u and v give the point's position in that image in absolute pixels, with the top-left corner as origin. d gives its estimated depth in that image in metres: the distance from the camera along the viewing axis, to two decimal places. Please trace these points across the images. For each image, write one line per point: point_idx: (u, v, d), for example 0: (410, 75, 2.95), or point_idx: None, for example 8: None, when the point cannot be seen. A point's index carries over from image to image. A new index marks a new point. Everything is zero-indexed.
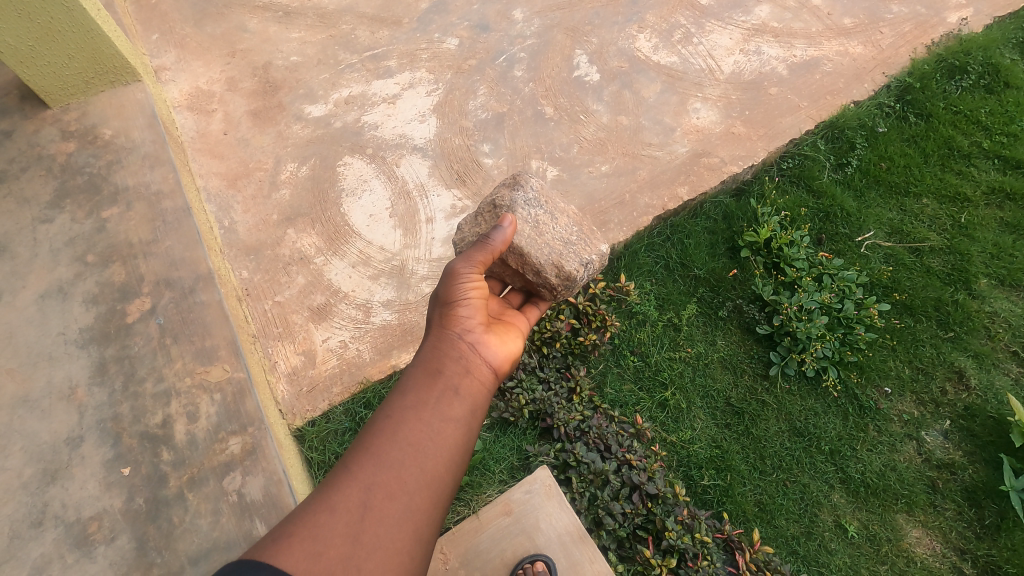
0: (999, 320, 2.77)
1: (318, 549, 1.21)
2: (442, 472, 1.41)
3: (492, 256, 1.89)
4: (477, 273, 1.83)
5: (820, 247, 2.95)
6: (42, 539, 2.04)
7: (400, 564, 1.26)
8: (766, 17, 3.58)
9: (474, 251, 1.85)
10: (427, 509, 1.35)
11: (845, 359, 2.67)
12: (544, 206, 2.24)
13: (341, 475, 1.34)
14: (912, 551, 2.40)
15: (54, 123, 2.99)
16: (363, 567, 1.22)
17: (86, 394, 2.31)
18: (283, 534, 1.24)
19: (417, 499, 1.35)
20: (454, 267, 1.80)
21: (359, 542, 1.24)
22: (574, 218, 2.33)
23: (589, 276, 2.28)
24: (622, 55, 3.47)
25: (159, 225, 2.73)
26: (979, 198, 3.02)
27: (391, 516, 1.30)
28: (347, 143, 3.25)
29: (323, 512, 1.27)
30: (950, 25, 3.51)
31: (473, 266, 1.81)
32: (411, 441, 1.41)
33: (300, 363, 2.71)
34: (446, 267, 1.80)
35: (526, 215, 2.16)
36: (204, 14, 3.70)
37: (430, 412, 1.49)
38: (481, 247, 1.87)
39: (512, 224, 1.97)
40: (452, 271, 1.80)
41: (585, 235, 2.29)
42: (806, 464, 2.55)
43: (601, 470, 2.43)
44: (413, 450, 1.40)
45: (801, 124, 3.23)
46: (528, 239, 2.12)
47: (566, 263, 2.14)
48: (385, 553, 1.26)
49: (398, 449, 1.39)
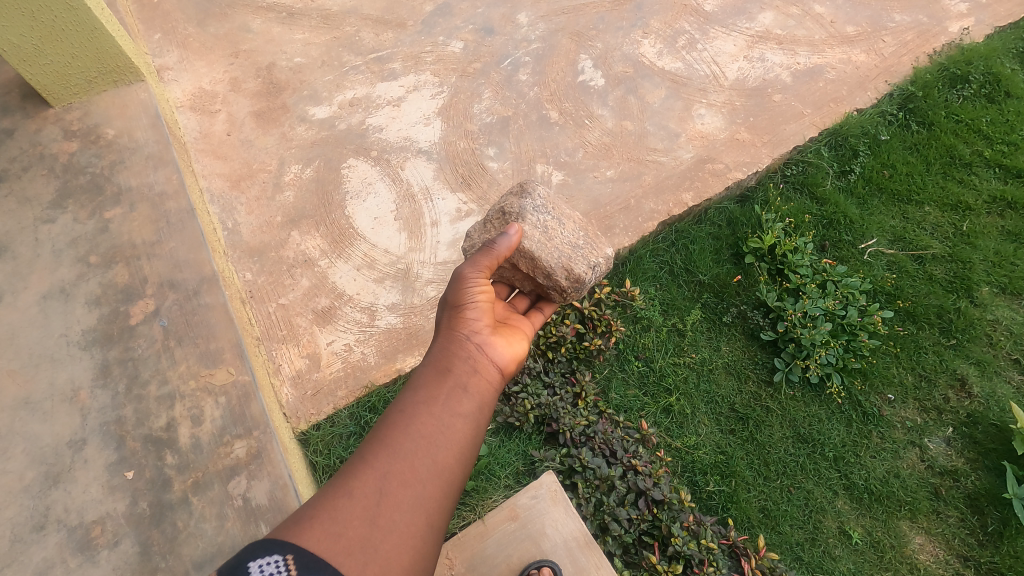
0: (1000, 328, 2.79)
1: (336, 530, 1.21)
2: (453, 464, 1.40)
3: (499, 260, 1.90)
4: (485, 277, 1.83)
5: (824, 253, 2.97)
6: (44, 543, 2.02)
7: (414, 550, 1.26)
8: (770, 24, 3.61)
9: (481, 256, 1.85)
10: (439, 499, 1.34)
11: (850, 366, 2.68)
12: (552, 212, 2.24)
13: (356, 464, 1.34)
14: (915, 558, 2.41)
15: (56, 122, 2.96)
16: (379, 549, 1.21)
17: (88, 396, 2.29)
18: (302, 517, 1.24)
19: (429, 488, 1.33)
20: (461, 271, 1.79)
21: (375, 525, 1.24)
22: (580, 223, 2.33)
23: (596, 278, 2.29)
24: (627, 61, 3.48)
25: (163, 226, 2.71)
26: (980, 206, 3.04)
27: (405, 502, 1.29)
28: (352, 145, 3.24)
29: (341, 496, 1.27)
30: (951, 35, 3.54)
31: (482, 270, 1.82)
32: (423, 433, 1.40)
33: (304, 366, 2.70)
34: (454, 272, 1.80)
35: (535, 222, 2.16)
36: (207, 14, 3.68)
37: (440, 407, 1.47)
38: (487, 252, 1.87)
39: (518, 232, 1.99)
40: (461, 275, 1.80)
41: (590, 239, 2.30)
42: (809, 470, 2.56)
43: (607, 475, 2.43)
44: (425, 443, 1.39)
45: (805, 131, 3.25)
46: (537, 244, 2.12)
47: (575, 266, 2.15)
48: (400, 537, 1.25)
49: (411, 441, 1.38)
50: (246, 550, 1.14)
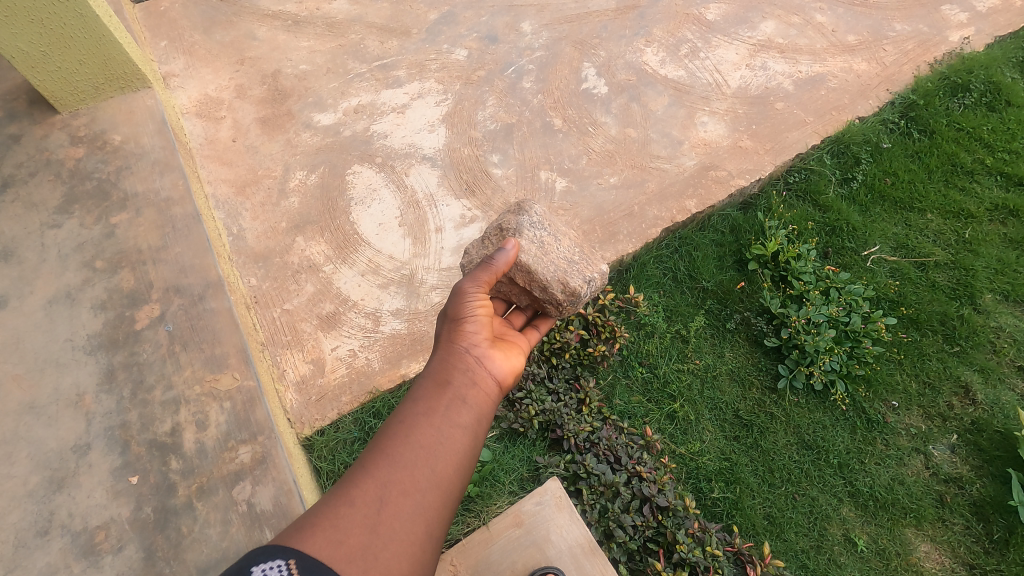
0: (1004, 335, 2.80)
1: (338, 537, 1.21)
2: (453, 474, 1.40)
3: (496, 274, 1.89)
4: (485, 292, 1.84)
5: (827, 260, 2.98)
6: (48, 548, 2.01)
7: (413, 558, 1.26)
8: (772, 33, 3.63)
9: (480, 271, 1.86)
10: (438, 508, 1.34)
11: (853, 372, 2.69)
12: (548, 228, 2.27)
13: (357, 473, 1.34)
14: (921, 565, 2.40)
15: (63, 128, 2.98)
16: (380, 556, 1.21)
17: (93, 401, 2.29)
18: (304, 525, 1.24)
19: (430, 497, 1.33)
20: (461, 286, 1.80)
21: (376, 534, 1.24)
22: (576, 239, 2.36)
23: (591, 293, 2.30)
24: (630, 69, 3.51)
25: (169, 232, 2.72)
26: (982, 214, 3.06)
27: (405, 511, 1.29)
28: (356, 152, 3.26)
29: (342, 505, 1.27)
30: (952, 44, 3.57)
31: (481, 285, 1.82)
32: (423, 444, 1.41)
33: (309, 372, 2.70)
34: (455, 286, 1.80)
35: (531, 237, 2.19)
36: (213, 22, 3.70)
37: (439, 418, 1.48)
38: (486, 268, 1.88)
39: (516, 246, 2.00)
40: (461, 289, 1.80)
41: (585, 255, 2.32)
42: (814, 477, 2.56)
43: (612, 482, 2.43)
44: (425, 453, 1.39)
45: (808, 139, 3.27)
46: (534, 257, 2.15)
47: (571, 279, 2.16)
48: (401, 545, 1.25)
49: (411, 451, 1.38)
50: (249, 555, 1.14)
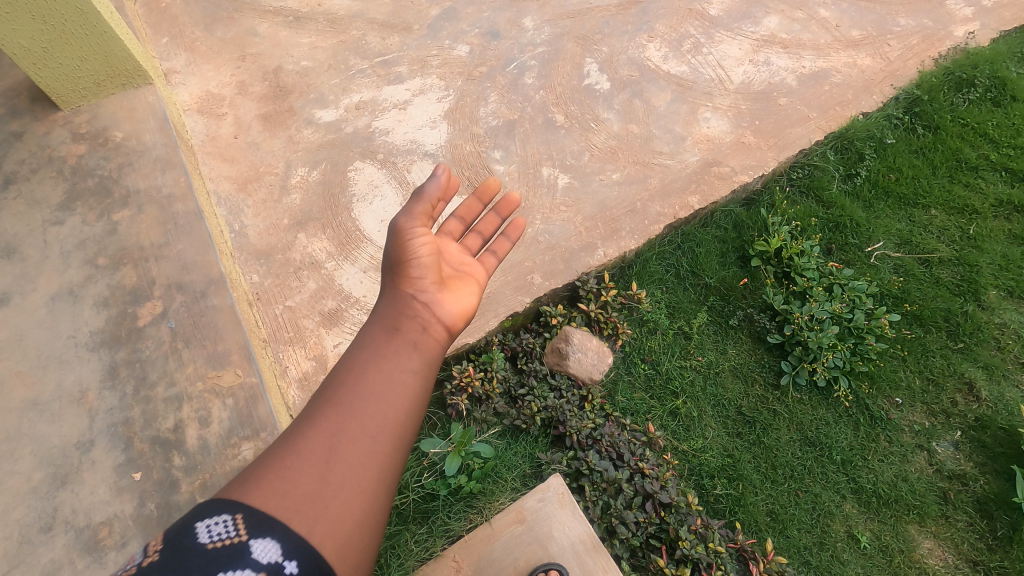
0: (1008, 332, 2.79)
1: (284, 490, 1.17)
2: (404, 418, 1.34)
3: (437, 202, 1.69)
4: (425, 228, 1.65)
5: (830, 257, 2.97)
6: (52, 544, 2.02)
7: (368, 503, 1.22)
8: (775, 28, 3.61)
9: (414, 204, 1.64)
10: (393, 453, 1.29)
11: (857, 369, 2.68)
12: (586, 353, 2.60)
13: (302, 429, 1.29)
14: (924, 562, 2.40)
15: (65, 126, 2.97)
16: (330, 504, 1.18)
17: (96, 397, 2.29)
18: (249, 481, 1.20)
19: (381, 443, 1.28)
20: (398, 225, 1.62)
21: (325, 484, 1.20)
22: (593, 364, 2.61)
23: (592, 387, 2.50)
24: (633, 65, 3.49)
25: (171, 229, 2.72)
26: (987, 210, 3.04)
27: (354, 460, 1.24)
28: (358, 148, 3.25)
29: (288, 458, 1.23)
30: (957, 39, 3.54)
31: (419, 222, 1.63)
32: (372, 389, 1.35)
33: (311, 368, 2.70)
34: (390, 226, 1.63)
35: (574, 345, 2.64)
36: (214, 18, 3.69)
37: (387, 366, 1.40)
38: (419, 198, 1.65)
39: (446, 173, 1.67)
40: (398, 228, 1.62)
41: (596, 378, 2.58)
42: (818, 474, 2.56)
43: (614, 478, 2.42)
44: (371, 403, 1.32)
45: (811, 135, 3.25)
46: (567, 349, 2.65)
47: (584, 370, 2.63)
48: (354, 491, 1.22)
49: (356, 401, 1.32)
50: (195, 516, 1.12)
